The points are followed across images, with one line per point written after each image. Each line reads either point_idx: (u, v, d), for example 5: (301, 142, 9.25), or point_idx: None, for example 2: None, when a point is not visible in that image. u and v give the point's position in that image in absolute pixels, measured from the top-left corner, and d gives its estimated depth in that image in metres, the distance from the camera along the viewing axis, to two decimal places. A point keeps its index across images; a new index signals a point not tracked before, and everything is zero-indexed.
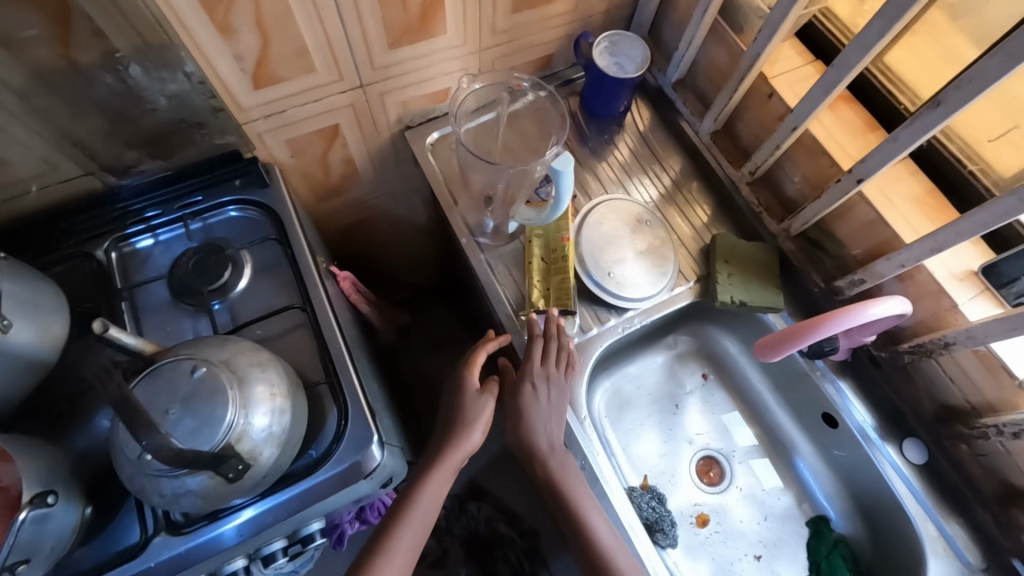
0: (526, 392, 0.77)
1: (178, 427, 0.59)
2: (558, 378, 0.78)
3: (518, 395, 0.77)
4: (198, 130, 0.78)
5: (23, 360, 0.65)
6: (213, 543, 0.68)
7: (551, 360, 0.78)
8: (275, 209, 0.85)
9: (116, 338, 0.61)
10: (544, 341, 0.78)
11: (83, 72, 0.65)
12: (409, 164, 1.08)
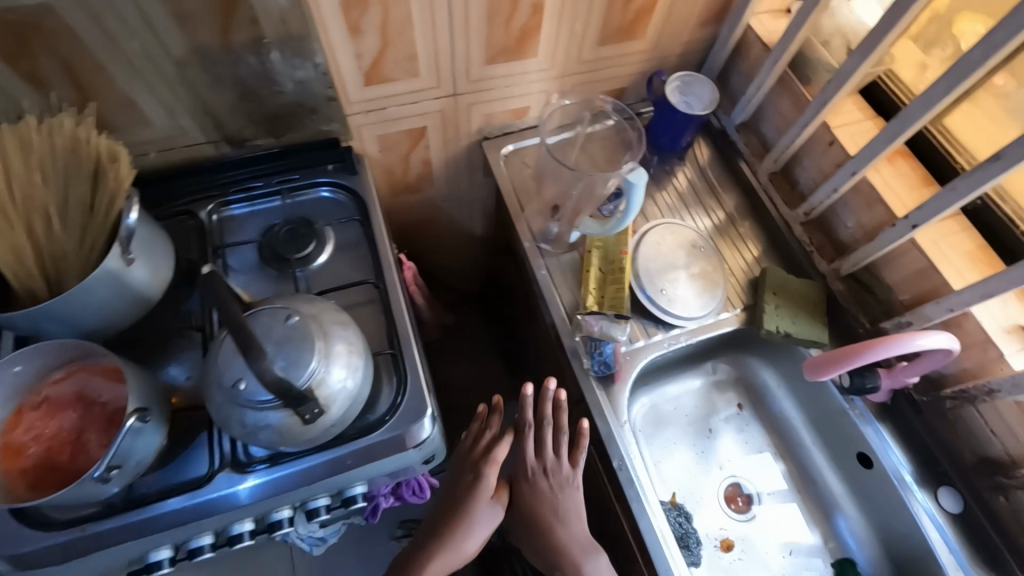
0: (543, 486, 0.81)
1: None
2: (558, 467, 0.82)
3: (538, 490, 0.81)
4: (309, 115, 0.87)
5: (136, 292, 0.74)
6: (228, 499, 0.73)
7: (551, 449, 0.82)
8: (362, 196, 0.93)
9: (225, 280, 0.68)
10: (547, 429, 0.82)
11: (231, 52, 0.74)
12: (479, 173, 1.17)
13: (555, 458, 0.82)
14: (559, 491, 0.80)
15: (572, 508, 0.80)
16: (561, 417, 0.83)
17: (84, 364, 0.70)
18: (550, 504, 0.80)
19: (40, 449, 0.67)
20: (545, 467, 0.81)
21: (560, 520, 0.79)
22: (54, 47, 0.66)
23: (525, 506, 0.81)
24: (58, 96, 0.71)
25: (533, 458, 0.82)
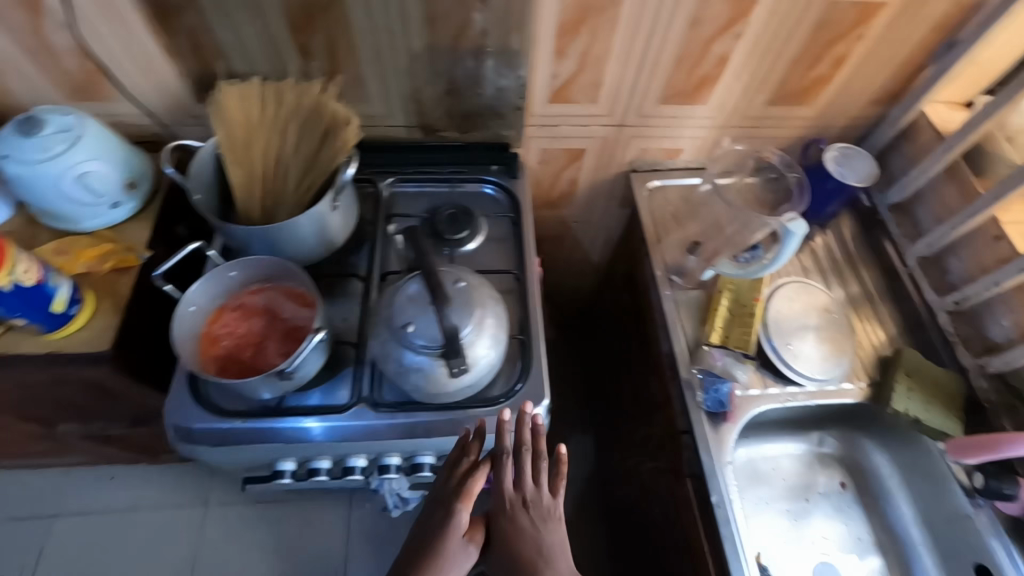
0: (524, 519, 0.77)
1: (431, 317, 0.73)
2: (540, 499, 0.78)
3: (518, 525, 0.77)
4: (495, 120, 0.98)
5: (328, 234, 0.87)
6: (302, 434, 0.81)
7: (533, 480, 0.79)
8: (518, 197, 1.02)
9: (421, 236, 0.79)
10: (528, 455, 0.79)
11: (455, 54, 0.86)
12: (617, 202, 1.23)
13: (528, 488, 0.79)
14: (538, 528, 0.77)
15: (552, 544, 0.76)
16: (541, 443, 0.80)
17: (277, 284, 0.83)
18: (530, 544, 0.76)
19: (230, 343, 0.79)
20: (516, 502, 0.78)
21: (543, 558, 0.75)
22: (329, 26, 0.81)
23: (504, 539, 0.77)
24: (314, 65, 0.86)
25: (508, 488, 0.79)
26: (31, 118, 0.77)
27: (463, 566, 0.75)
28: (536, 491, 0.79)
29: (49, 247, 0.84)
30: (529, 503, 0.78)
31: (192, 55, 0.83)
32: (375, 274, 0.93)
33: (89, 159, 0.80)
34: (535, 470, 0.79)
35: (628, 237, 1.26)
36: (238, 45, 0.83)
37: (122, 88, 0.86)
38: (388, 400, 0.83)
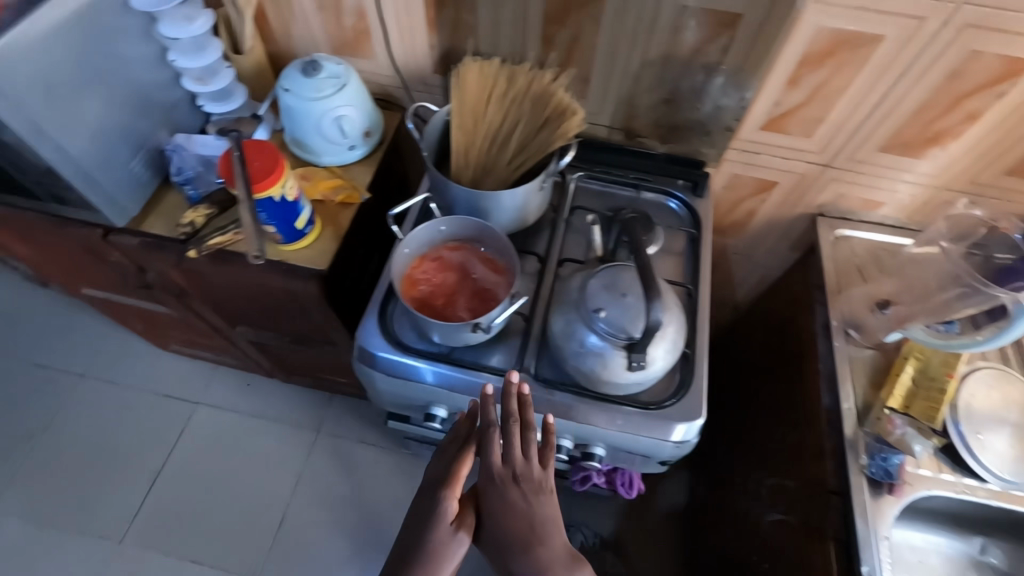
0: (514, 494, 0.77)
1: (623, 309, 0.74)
2: (528, 477, 0.78)
3: (509, 499, 0.77)
4: (699, 136, 0.99)
5: (525, 212, 0.93)
6: (419, 373, 0.88)
7: (521, 459, 0.78)
8: (700, 216, 1.02)
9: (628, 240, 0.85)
10: (517, 432, 0.77)
11: (687, 66, 0.88)
12: (788, 244, 1.19)
13: (512, 459, 0.78)
14: (527, 505, 0.77)
15: (545, 517, 0.76)
16: (528, 413, 0.79)
17: (472, 246, 0.89)
18: (521, 522, 0.76)
19: (426, 289, 0.86)
20: (500, 476, 0.78)
21: (537, 533, 0.75)
22: (580, 21, 0.86)
23: (496, 516, 0.77)
24: (550, 56, 0.92)
25: (498, 462, 0.78)
26: (314, 61, 0.90)
27: (457, 553, 0.76)
28: (525, 462, 0.78)
29: (295, 174, 0.97)
30: (515, 477, 0.78)
31: (449, 29, 0.93)
32: (552, 260, 0.97)
33: (347, 104, 0.92)
34: (514, 441, 0.78)
35: (792, 281, 1.21)
36: (492, 27, 0.91)
37: (383, 47, 0.98)
38: (548, 377, 0.87)
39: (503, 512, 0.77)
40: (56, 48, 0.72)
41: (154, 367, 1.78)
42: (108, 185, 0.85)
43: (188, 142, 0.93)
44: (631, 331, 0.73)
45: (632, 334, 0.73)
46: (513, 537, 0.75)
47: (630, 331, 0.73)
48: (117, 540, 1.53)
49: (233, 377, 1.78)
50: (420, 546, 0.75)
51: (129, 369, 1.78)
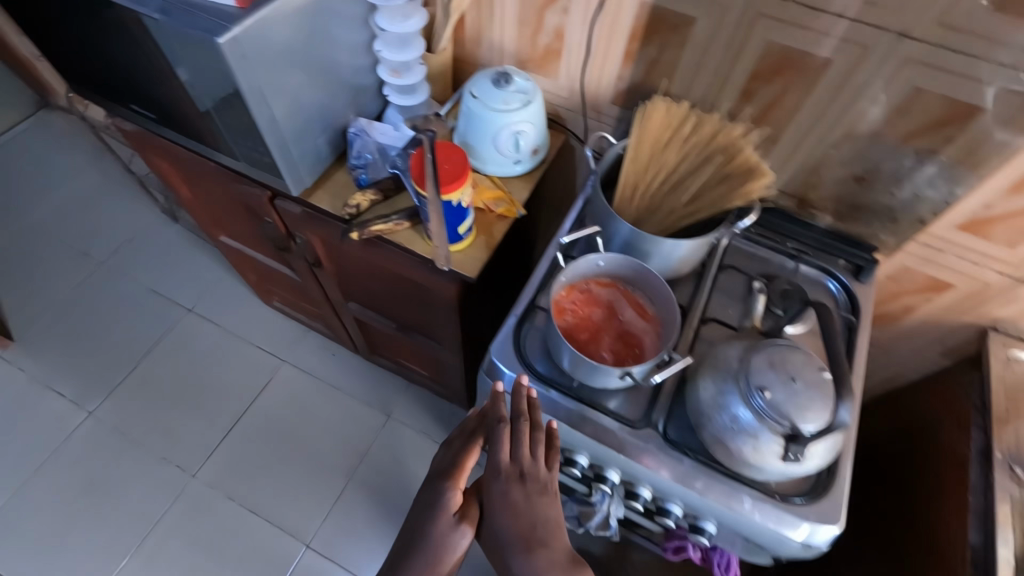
0: (517, 491, 0.78)
1: (791, 396, 0.69)
2: (532, 476, 0.79)
3: (512, 497, 0.78)
4: (881, 221, 0.92)
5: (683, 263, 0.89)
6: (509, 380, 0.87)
7: (527, 459, 0.79)
8: (861, 307, 0.93)
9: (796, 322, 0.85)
10: (524, 430, 0.79)
11: (895, 150, 0.82)
12: (941, 349, 1.09)
13: (517, 456, 0.79)
14: (528, 503, 0.78)
15: (545, 517, 0.78)
16: (536, 413, 0.81)
17: (621, 287, 0.87)
18: (521, 522, 0.77)
19: (571, 320, 0.83)
20: (501, 471, 0.80)
21: (538, 532, 0.77)
22: (792, 82, 0.82)
23: (498, 511, 0.79)
24: (744, 110, 0.89)
25: (505, 458, 0.80)
26: (507, 74, 0.91)
27: (459, 544, 0.80)
28: (529, 460, 0.79)
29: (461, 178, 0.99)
30: (518, 476, 0.79)
31: (645, 65, 0.91)
32: (692, 318, 0.92)
33: (527, 121, 0.92)
34: (521, 439, 0.79)
35: (938, 392, 1.11)
36: (691, 71, 0.88)
37: (568, 68, 0.99)
38: (673, 439, 0.83)
39: (504, 508, 0.78)
40: (297, 27, 0.77)
41: (253, 318, 1.88)
42: (296, 157, 0.89)
43: (369, 128, 0.97)
44: (796, 423, 0.68)
45: (796, 426, 0.68)
46: (514, 535, 0.77)
47: (794, 422, 0.68)
48: (191, 473, 1.61)
49: (322, 344, 1.84)
50: (422, 531, 0.80)
51: (232, 315, 1.88)
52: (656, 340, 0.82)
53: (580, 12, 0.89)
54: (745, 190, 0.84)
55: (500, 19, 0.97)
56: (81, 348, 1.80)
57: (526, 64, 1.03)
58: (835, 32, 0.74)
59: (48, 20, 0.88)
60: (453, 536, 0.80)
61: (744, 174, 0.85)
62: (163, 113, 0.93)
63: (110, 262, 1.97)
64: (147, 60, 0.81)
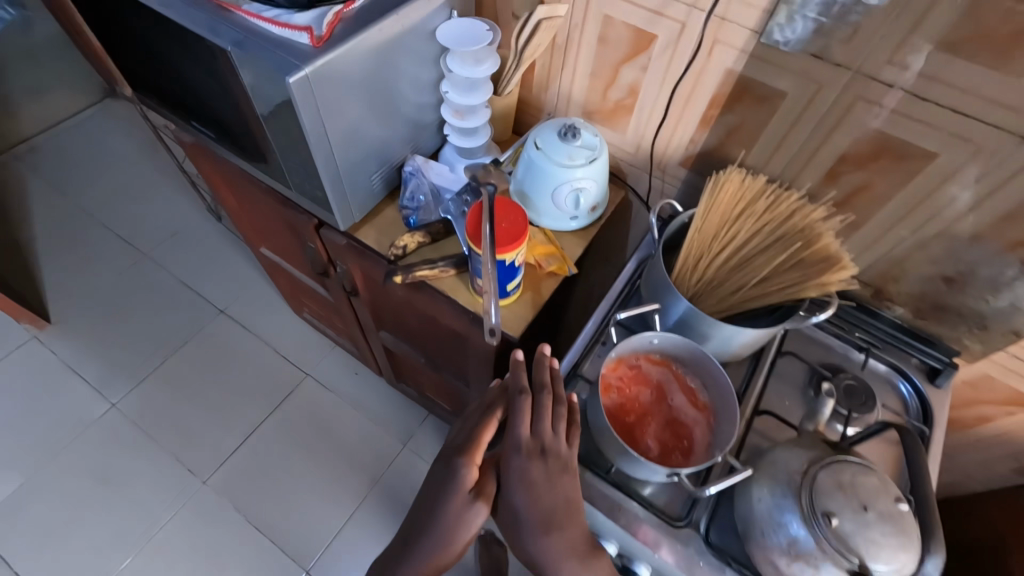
0: (536, 469, 0.70)
1: (862, 529, 0.62)
2: (552, 452, 0.71)
3: (530, 475, 0.70)
4: (969, 326, 0.83)
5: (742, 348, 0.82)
6: None
7: (547, 433, 0.72)
8: (935, 417, 0.84)
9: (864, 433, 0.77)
10: (545, 400, 0.73)
11: (997, 257, 0.74)
12: (1017, 465, 0.99)
13: (537, 432, 0.72)
14: (547, 483, 0.70)
15: (566, 500, 0.69)
16: (559, 386, 0.76)
17: (673, 367, 0.80)
18: (541, 506, 0.69)
19: (616, 400, 0.78)
20: (519, 445, 0.72)
21: (559, 515, 0.69)
22: (885, 170, 0.75)
23: (515, 490, 0.71)
24: (826, 192, 0.82)
25: (524, 435, 0.72)
26: (574, 128, 0.87)
27: (474, 522, 0.72)
28: (550, 436, 0.72)
29: None
30: (538, 454, 0.71)
31: (721, 133, 0.85)
32: (745, 407, 0.85)
33: (590, 179, 0.88)
34: (542, 412, 0.73)
35: (1008, 513, 1.00)
36: (772, 145, 0.82)
37: (637, 125, 0.94)
38: (718, 542, 0.76)
39: (522, 488, 0.70)
40: (367, 66, 0.74)
41: (284, 326, 1.87)
42: (348, 192, 0.87)
43: (425, 167, 0.94)
44: (866, 563, 0.60)
45: (866, 566, 0.61)
46: (531, 518, 0.69)
47: (863, 561, 0.61)
48: (202, 480, 1.60)
49: (347, 362, 1.82)
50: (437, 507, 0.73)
51: (262, 321, 1.88)
52: (708, 434, 0.76)
53: (659, 72, 0.84)
54: (819, 282, 0.77)
55: (571, 68, 0.93)
56: (113, 338, 1.82)
57: (593, 115, 0.98)
58: (944, 125, 0.67)
59: (121, 34, 0.88)
60: (466, 515, 0.72)
61: (820, 264, 0.78)
62: (221, 133, 0.92)
63: (153, 254, 2.00)
64: (213, 84, 0.80)
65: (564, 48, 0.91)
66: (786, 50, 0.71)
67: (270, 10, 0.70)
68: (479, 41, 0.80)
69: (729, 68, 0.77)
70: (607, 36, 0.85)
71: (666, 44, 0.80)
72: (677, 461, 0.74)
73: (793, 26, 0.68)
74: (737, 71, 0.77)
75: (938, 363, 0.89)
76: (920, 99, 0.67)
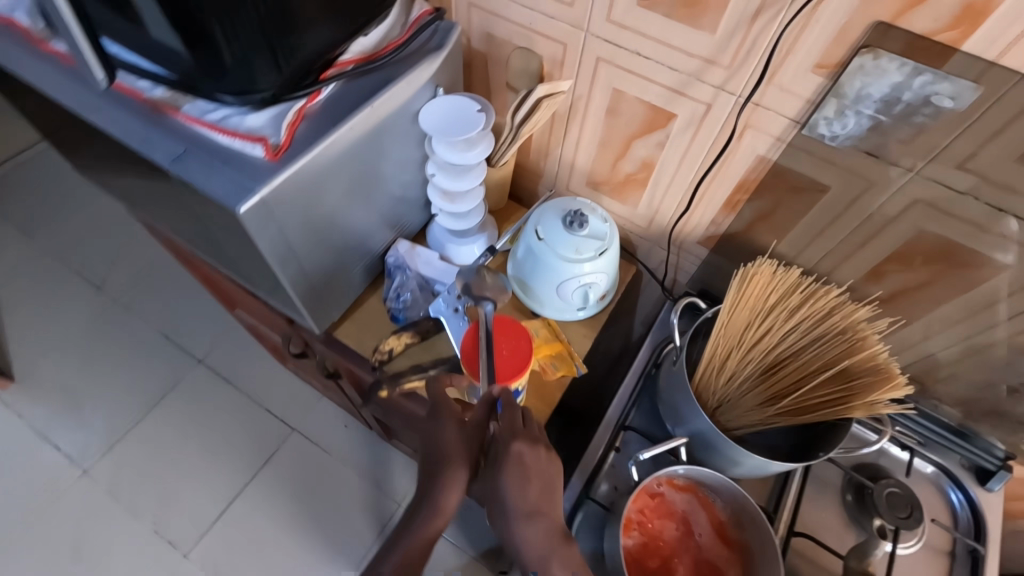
0: (527, 455, 0.63)
1: None
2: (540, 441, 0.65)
3: (517, 456, 0.63)
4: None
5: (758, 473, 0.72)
6: None
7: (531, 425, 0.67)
8: (989, 535, 0.76)
9: None
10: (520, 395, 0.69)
11: None
12: None
13: (529, 426, 0.66)
14: (535, 474, 0.64)
15: (551, 487, 0.64)
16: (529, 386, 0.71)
17: (700, 494, 0.70)
18: (523, 486, 0.63)
19: (638, 540, 0.68)
20: (509, 429, 0.65)
21: (543, 499, 0.63)
22: (941, 274, 0.65)
23: (504, 474, 0.63)
24: (870, 288, 0.72)
25: (515, 422, 0.65)
26: (581, 214, 0.76)
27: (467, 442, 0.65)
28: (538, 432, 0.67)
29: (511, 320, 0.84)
30: (534, 442, 0.65)
31: (749, 218, 0.75)
32: (779, 528, 0.76)
33: (600, 272, 0.77)
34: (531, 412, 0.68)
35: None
36: (808, 236, 0.72)
37: (650, 201, 0.83)
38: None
39: (507, 470, 0.63)
40: (338, 168, 0.62)
41: (266, 375, 1.70)
42: (322, 294, 0.75)
43: (412, 255, 0.83)
44: None
45: None
46: (517, 500, 0.63)
47: None
48: (182, 553, 1.42)
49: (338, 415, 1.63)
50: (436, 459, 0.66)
51: (247, 371, 1.70)
52: None
53: (677, 151, 0.73)
54: (866, 402, 0.67)
55: (575, 138, 0.82)
56: (77, 397, 1.63)
57: (599, 187, 0.87)
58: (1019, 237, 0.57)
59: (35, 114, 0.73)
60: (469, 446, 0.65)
61: (864, 381, 0.68)
62: (170, 223, 0.78)
63: (121, 297, 1.81)
64: (149, 182, 0.66)
65: (567, 118, 0.80)
66: (832, 144, 0.60)
67: (218, 112, 0.58)
68: (470, 128, 0.68)
69: (761, 155, 0.66)
70: (618, 111, 0.73)
71: (686, 124, 0.69)
72: None
73: (844, 121, 0.57)
74: (771, 159, 0.66)
75: (989, 465, 0.80)
76: (994, 209, 0.56)
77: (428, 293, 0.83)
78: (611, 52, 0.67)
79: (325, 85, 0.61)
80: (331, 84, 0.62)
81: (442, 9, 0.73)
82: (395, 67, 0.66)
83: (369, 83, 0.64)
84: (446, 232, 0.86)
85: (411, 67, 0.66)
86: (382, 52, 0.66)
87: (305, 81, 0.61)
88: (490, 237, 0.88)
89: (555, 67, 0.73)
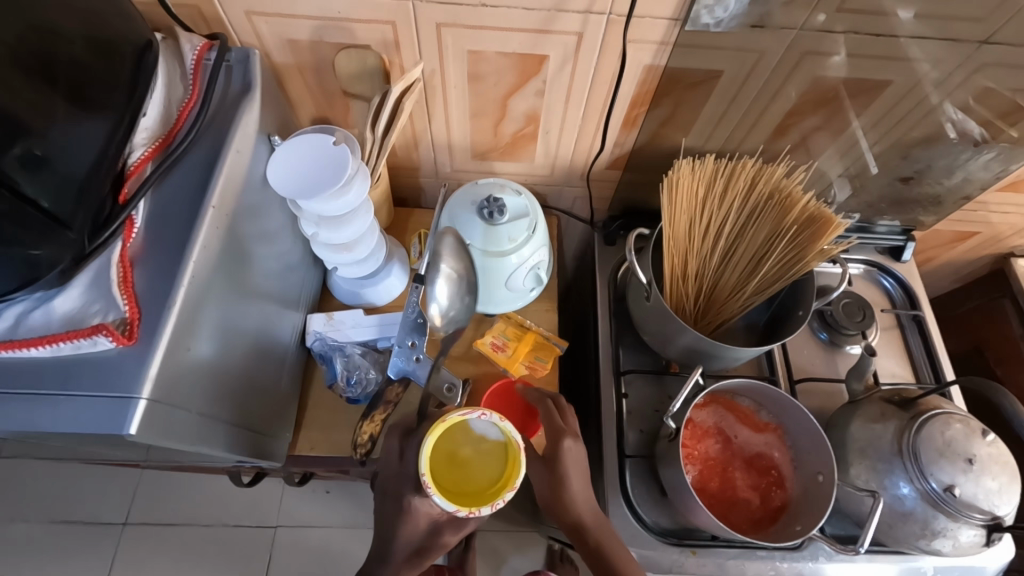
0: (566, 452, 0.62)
1: (968, 486, 0.61)
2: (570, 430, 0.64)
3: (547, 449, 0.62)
4: (927, 206, 0.84)
5: (731, 365, 0.72)
6: None
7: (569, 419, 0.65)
8: (922, 300, 0.86)
9: (952, 431, 0.64)
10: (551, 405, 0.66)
11: (944, 147, 0.73)
12: (961, 284, 1.08)
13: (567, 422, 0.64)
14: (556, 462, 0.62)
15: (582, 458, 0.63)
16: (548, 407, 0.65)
17: (720, 400, 0.73)
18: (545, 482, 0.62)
19: (695, 470, 0.70)
20: (555, 434, 0.63)
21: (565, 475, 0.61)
22: (831, 112, 0.69)
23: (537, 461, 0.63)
24: (778, 145, 0.74)
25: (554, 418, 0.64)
26: (495, 200, 0.67)
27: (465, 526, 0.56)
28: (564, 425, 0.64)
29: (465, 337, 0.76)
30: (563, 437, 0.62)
31: (652, 127, 0.72)
32: (782, 383, 0.81)
33: (539, 248, 0.70)
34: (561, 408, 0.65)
35: (949, 322, 1.10)
36: (713, 120, 0.71)
37: (546, 151, 0.76)
38: (835, 535, 0.71)
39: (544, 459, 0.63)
40: (217, 297, 0.47)
41: (189, 495, 1.20)
42: (271, 425, 0.62)
43: (334, 329, 0.70)
44: (982, 512, 0.61)
45: (978, 514, 0.61)
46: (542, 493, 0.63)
47: (978, 509, 0.61)
48: None
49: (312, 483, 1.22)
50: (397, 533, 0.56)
51: (167, 508, 1.19)
52: (788, 453, 0.71)
53: (560, 92, 0.66)
54: (817, 252, 0.68)
55: (442, 118, 0.70)
56: None
57: (486, 156, 0.77)
58: (885, 52, 0.61)
59: None
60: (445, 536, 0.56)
61: (806, 233, 0.68)
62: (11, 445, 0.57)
63: None
64: None
65: (426, 102, 0.68)
66: (717, 31, 0.58)
67: (7, 318, 0.42)
68: (338, 170, 0.55)
69: (648, 65, 0.62)
70: (480, 74, 0.63)
71: (561, 61, 0.61)
72: (779, 498, 0.69)
73: (725, 4, 0.55)
74: (659, 65, 0.62)
75: (897, 241, 0.89)
76: (853, 34, 0.59)
77: (373, 357, 0.72)
78: (450, 15, 0.56)
79: (134, 206, 0.45)
80: (139, 203, 0.46)
81: (218, 34, 0.56)
82: (209, 137, 0.50)
83: (187, 174, 0.48)
84: (355, 283, 0.72)
85: (228, 129, 0.50)
86: (177, 128, 0.49)
87: (106, 213, 0.44)
88: (449, 278, 0.66)
89: (391, 52, 0.60)
